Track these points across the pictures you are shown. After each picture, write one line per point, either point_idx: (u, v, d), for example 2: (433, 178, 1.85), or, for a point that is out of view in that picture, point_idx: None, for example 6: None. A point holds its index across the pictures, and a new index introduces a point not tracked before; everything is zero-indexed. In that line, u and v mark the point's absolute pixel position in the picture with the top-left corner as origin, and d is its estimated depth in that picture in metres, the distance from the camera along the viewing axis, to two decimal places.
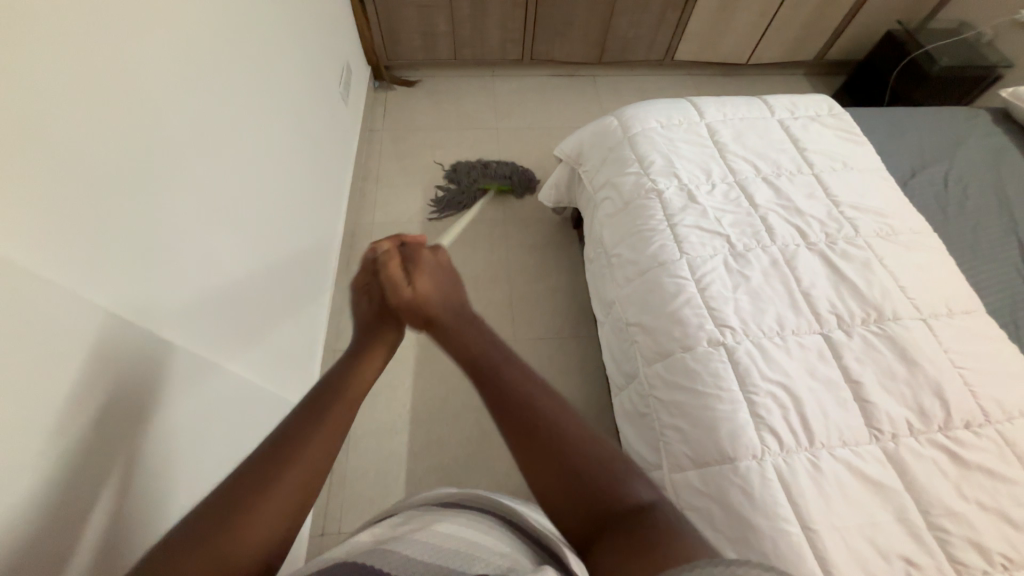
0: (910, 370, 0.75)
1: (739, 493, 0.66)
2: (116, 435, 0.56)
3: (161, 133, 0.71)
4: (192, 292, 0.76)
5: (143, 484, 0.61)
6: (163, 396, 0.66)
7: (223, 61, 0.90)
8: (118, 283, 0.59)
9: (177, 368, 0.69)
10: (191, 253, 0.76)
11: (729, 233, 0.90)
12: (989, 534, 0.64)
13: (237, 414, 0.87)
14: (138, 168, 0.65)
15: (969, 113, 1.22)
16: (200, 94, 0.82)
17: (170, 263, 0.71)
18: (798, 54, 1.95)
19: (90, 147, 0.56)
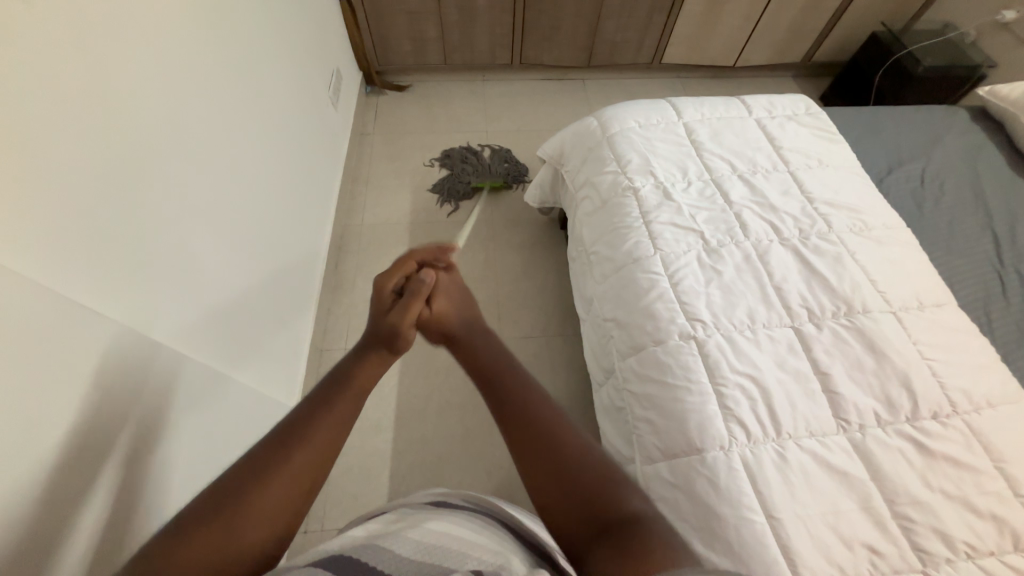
0: (878, 362, 0.76)
1: (705, 483, 0.67)
2: (104, 422, 0.58)
3: (141, 133, 0.72)
4: (172, 288, 0.78)
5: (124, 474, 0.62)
6: (150, 386, 0.67)
7: (211, 64, 0.92)
8: (88, 276, 0.61)
9: (162, 360, 0.70)
10: (168, 250, 0.78)
11: (702, 229, 0.91)
12: (953, 522, 0.64)
13: (230, 408, 0.88)
14: (115, 166, 0.67)
15: (947, 111, 1.23)
16: (186, 97, 0.84)
17: (147, 259, 0.72)
18: (785, 56, 1.97)
19: (58, 145, 0.58)
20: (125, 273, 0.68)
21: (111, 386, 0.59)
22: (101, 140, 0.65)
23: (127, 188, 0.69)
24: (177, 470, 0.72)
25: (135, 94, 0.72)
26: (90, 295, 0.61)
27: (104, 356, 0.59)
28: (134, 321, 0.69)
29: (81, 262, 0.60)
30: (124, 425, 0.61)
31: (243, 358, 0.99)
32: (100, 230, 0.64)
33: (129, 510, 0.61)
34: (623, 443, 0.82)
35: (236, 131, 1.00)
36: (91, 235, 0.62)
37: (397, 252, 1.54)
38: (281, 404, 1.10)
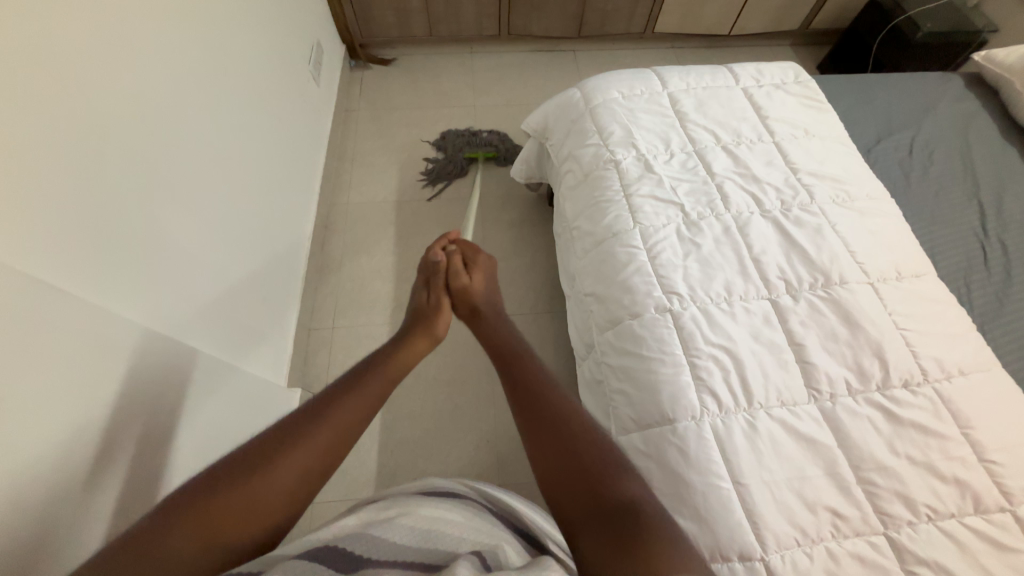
0: (852, 333, 0.76)
1: (675, 451, 0.68)
2: (75, 401, 0.59)
3: (109, 110, 0.71)
4: (151, 270, 0.78)
5: (112, 451, 0.63)
6: (125, 367, 0.67)
7: (184, 38, 0.90)
8: (56, 257, 0.60)
9: (138, 341, 0.71)
10: (144, 230, 0.77)
11: (682, 202, 0.90)
12: (916, 486, 0.66)
13: (218, 385, 0.89)
14: (81, 145, 0.65)
15: (942, 78, 1.20)
16: (156, 72, 0.82)
17: (123, 240, 0.72)
18: (782, 23, 1.90)
19: (17, 124, 0.57)
20: (96, 253, 0.67)
21: (79, 366, 0.60)
22: (64, 118, 0.63)
23: (95, 167, 0.67)
24: (161, 446, 0.73)
25: (99, 68, 0.69)
26: (58, 275, 0.60)
27: (68, 335, 0.58)
28: (109, 303, 0.68)
29: (47, 242, 0.59)
30: (98, 404, 0.62)
31: (228, 338, 0.99)
32: (68, 209, 0.63)
33: (107, 484, 0.62)
34: (602, 415, 0.83)
35: (212, 108, 0.97)
36: (57, 215, 0.61)
37: (384, 231, 1.52)
38: (270, 381, 1.11)
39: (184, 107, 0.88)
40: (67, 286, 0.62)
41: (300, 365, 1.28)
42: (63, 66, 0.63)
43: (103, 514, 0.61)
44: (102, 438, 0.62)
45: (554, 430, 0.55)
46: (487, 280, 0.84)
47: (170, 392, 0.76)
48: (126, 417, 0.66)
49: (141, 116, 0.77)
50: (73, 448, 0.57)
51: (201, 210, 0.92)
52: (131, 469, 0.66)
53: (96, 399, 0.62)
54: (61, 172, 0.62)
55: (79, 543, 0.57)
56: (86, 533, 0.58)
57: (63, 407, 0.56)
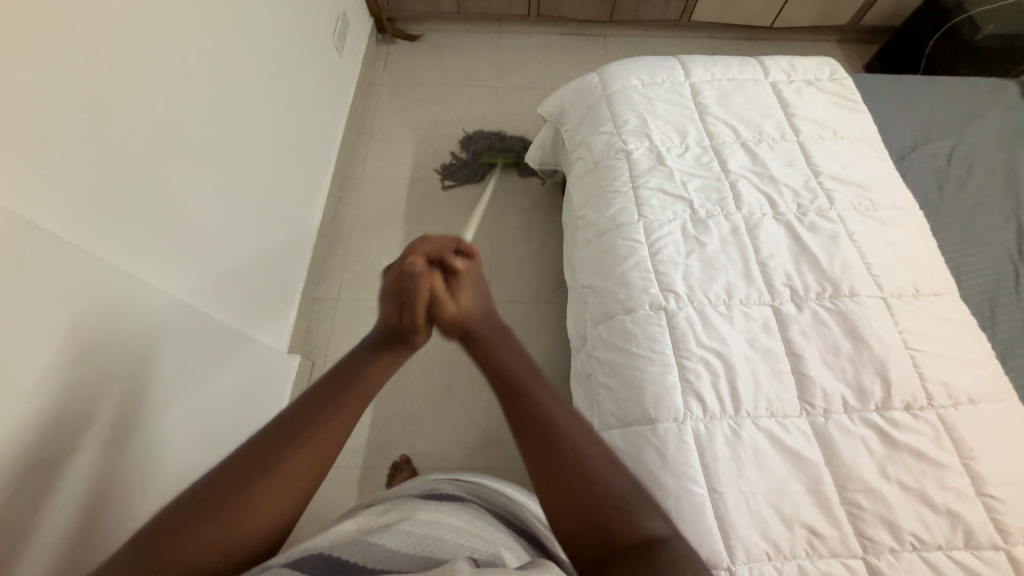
0: (856, 347, 0.72)
1: (653, 452, 0.67)
2: (81, 349, 0.62)
3: (132, 72, 0.72)
4: (165, 233, 0.80)
5: (117, 402, 0.67)
6: (134, 323, 0.70)
7: (212, 4, 0.91)
8: (73, 212, 0.63)
9: (149, 298, 0.74)
10: (156, 191, 0.78)
11: (691, 198, 0.87)
12: (903, 513, 0.63)
13: (222, 346, 0.92)
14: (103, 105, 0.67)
15: (995, 84, 1.11)
16: (182, 37, 0.83)
17: (139, 200, 0.74)
18: (830, 17, 1.79)
19: (43, 83, 0.59)
20: (107, 209, 0.68)
21: (82, 317, 0.62)
22: (78, 73, 0.64)
23: (108, 125, 0.68)
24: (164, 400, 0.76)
25: (125, 31, 0.71)
26: (64, 226, 0.62)
27: (69, 285, 0.60)
28: (116, 261, 0.70)
29: (57, 194, 0.61)
30: (105, 357, 0.65)
31: (236, 302, 1.01)
32: (84, 165, 0.65)
33: (103, 436, 0.64)
34: (588, 408, 0.82)
35: (231, 73, 0.98)
36: (69, 167, 0.62)
37: (395, 208, 1.52)
38: (272, 346, 1.13)
39: (203, 69, 0.88)
40: (75, 239, 0.63)
41: (302, 332, 1.30)
42: (91, 28, 0.65)
43: (101, 459, 0.64)
44: (107, 386, 0.65)
45: (525, 410, 0.55)
46: (477, 296, 0.67)
47: (172, 351, 0.78)
48: (124, 370, 0.68)
49: (157, 76, 0.78)
50: (73, 394, 0.60)
51: (215, 174, 0.93)
52: (130, 421, 0.69)
53: (99, 349, 0.64)
54: (76, 128, 0.63)
55: (76, 484, 0.60)
56: (83, 475, 0.61)
57: (62, 354, 0.59)
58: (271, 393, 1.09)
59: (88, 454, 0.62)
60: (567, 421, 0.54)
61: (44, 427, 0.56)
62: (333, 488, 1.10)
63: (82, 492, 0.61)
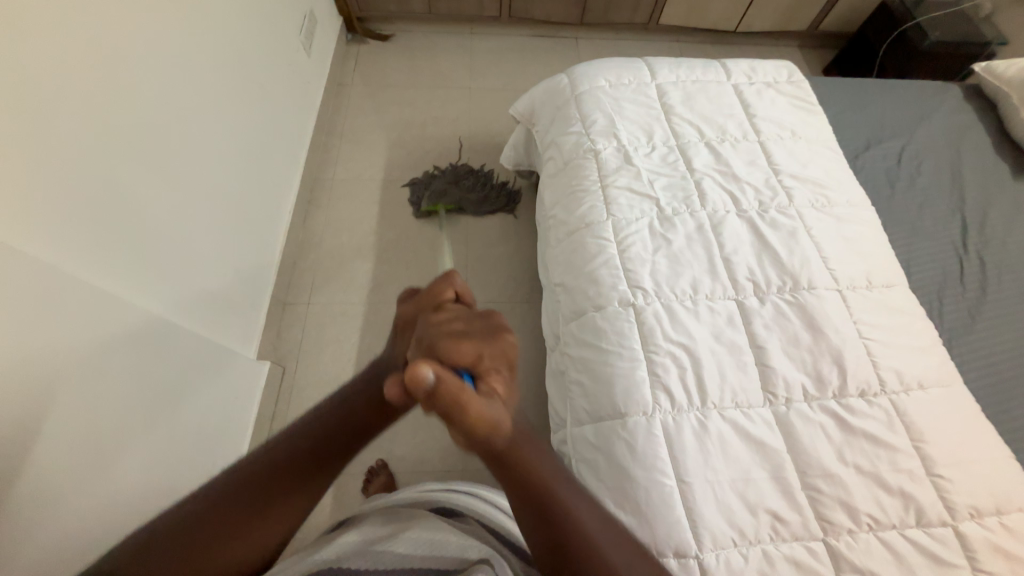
0: (814, 338, 0.75)
1: (623, 446, 0.68)
2: (41, 357, 0.59)
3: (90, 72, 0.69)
4: (129, 242, 0.77)
5: (75, 413, 0.64)
6: (95, 333, 0.67)
7: (172, 3, 0.88)
8: (29, 218, 0.60)
9: (110, 306, 0.70)
10: (117, 195, 0.75)
11: (658, 196, 0.89)
12: (860, 496, 0.65)
13: (190, 353, 0.89)
14: (60, 105, 0.64)
15: (939, 88, 1.17)
16: (143, 37, 0.80)
17: (100, 203, 0.71)
18: (790, 24, 1.85)
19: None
20: (64, 212, 0.65)
21: (38, 327, 0.59)
22: (30, 69, 0.60)
23: (65, 127, 0.65)
24: (125, 412, 0.72)
25: (86, 30, 0.68)
26: (16, 231, 0.59)
27: (20, 295, 0.57)
28: (72, 267, 0.66)
29: (4, 196, 0.57)
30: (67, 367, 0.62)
31: (202, 308, 0.98)
32: (37, 168, 0.61)
33: (57, 451, 0.61)
34: (562, 406, 0.83)
35: (194, 70, 0.94)
36: (17, 164, 0.59)
37: (367, 210, 1.50)
38: (240, 353, 1.10)
39: (164, 68, 0.86)
40: (28, 244, 0.60)
41: (272, 337, 1.26)
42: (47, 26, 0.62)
43: (58, 475, 0.61)
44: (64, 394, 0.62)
45: (534, 496, 0.48)
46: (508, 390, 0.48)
47: (136, 358, 0.75)
48: (79, 381, 0.64)
49: (115, 72, 0.74)
50: (30, 406, 0.57)
51: (178, 175, 0.90)
52: (88, 434, 0.65)
53: (60, 358, 0.61)
54: (29, 130, 0.60)
55: (29, 502, 0.57)
56: (37, 491, 0.58)
57: (19, 364, 0.56)
58: (239, 402, 1.06)
59: (42, 471, 0.59)
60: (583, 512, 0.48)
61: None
62: None
63: (34, 509, 0.57)
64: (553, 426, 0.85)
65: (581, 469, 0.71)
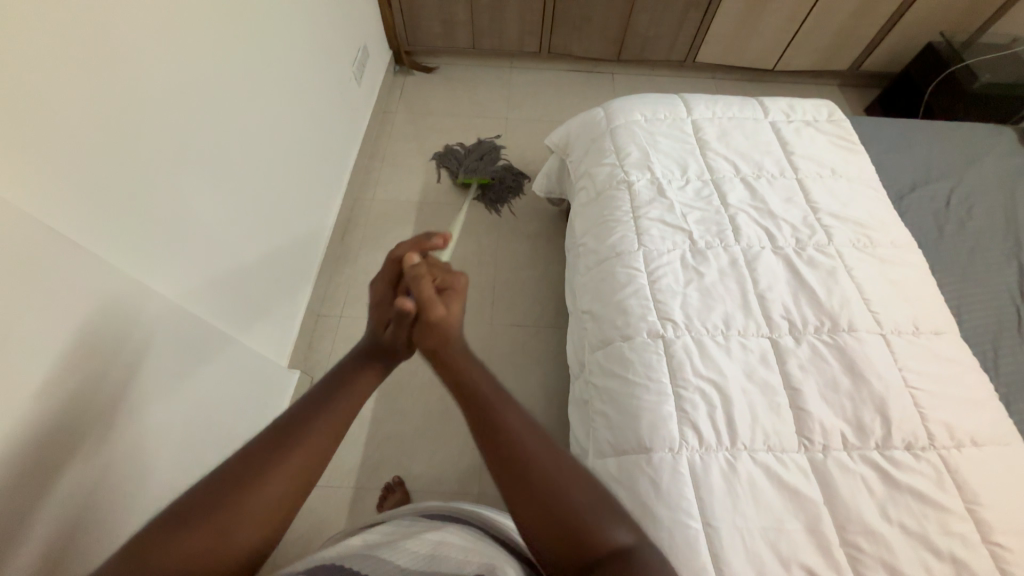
0: (855, 383, 0.72)
1: (647, 482, 0.66)
2: (94, 354, 0.63)
3: (160, 99, 0.77)
4: (181, 251, 0.83)
5: (119, 409, 0.68)
6: (143, 334, 0.72)
7: (238, 38, 0.97)
8: (99, 228, 0.66)
9: (159, 310, 0.75)
10: (175, 208, 0.81)
11: (691, 229, 0.88)
12: (907, 559, 0.60)
13: (226, 358, 0.93)
14: (132, 127, 0.72)
15: (992, 130, 1.13)
16: (211, 68, 0.89)
17: (160, 215, 0.78)
18: (831, 62, 1.85)
19: (81, 110, 0.63)
20: (127, 223, 0.71)
21: (95, 327, 0.64)
22: (111, 97, 0.67)
23: (134, 147, 0.72)
24: (163, 412, 0.76)
25: (159, 62, 0.76)
26: (88, 238, 0.65)
27: (83, 297, 0.62)
28: (129, 270, 0.71)
29: (80, 207, 0.63)
30: (114, 365, 0.67)
31: (242, 316, 1.03)
32: (109, 183, 0.68)
33: (96, 444, 0.64)
34: (585, 436, 0.81)
35: (252, 97, 1.03)
36: (94, 179, 0.65)
37: (402, 230, 1.56)
38: (273, 361, 1.14)
39: (225, 95, 0.93)
40: (96, 251, 0.66)
41: (304, 348, 1.30)
42: (127, 59, 0.70)
43: (95, 469, 0.64)
44: (112, 391, 0.66)
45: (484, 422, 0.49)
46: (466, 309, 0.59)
47: (177, 360, 0.79)
48: (121, 378, 0.68)
49: (181, 95, 0.81)
50: (82, 400, 0.61)
51: (230, 191, 0.97)
52: (128, 429, 0.69)
53: (110, 357, 0.66)
54: (106, 150, 0.67)
55: (74, 491, 0.60)
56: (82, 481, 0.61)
57: (76, 360, 0.61)
58: (269, 409, 1.09)
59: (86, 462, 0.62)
60: (534, 445, 0.48)
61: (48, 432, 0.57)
62: (323, 509, 1.08)
63: (78, 499, 0.61)
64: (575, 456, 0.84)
65: None
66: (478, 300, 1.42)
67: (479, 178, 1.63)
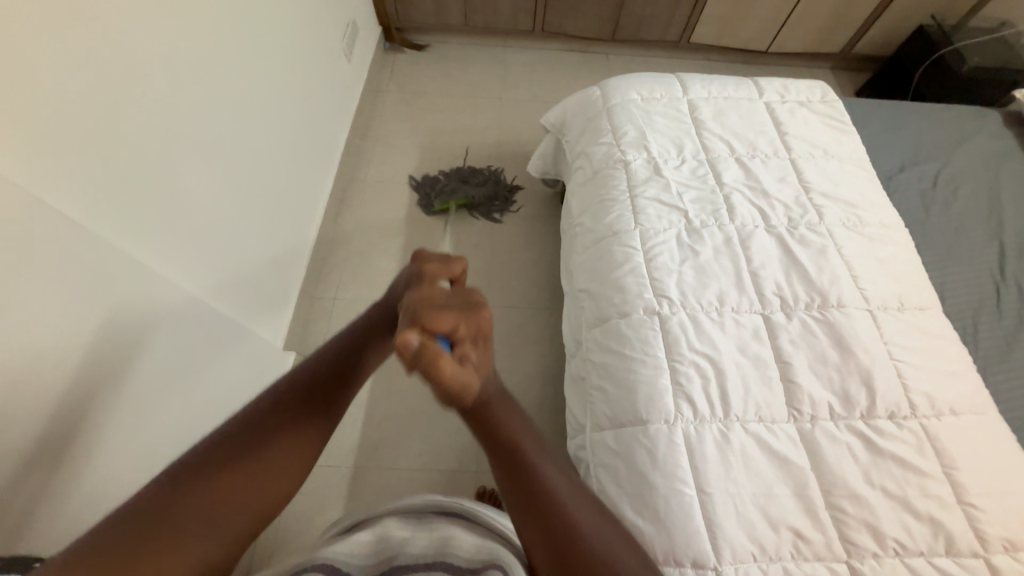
0: (843, 357, 0.74)
1: (644, 453, 0.68)
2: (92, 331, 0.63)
3: (150, 71, 0.74)
4: (176, 229, 0.82)
5: (118, 390, 0.67)
6: (140, 313, 0.71)
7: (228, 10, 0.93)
8: (94, 203, 0.65)
9: (155, 289, 0.74)
10: (169, 185, 0.79)
11: (686, 208, 0.89)
12: (887, 519, 0.64)
13: (223, 339, 0.93)
14: (124, 102, 0.70)
15: (979, 113, 1.15)
16: (200, 40, 0.86)
17: (153, 193, 0.76)
18: (824, 45, 1.85)
19: (71, 80, 0.61)
20: (121, 199, 0.70)
21: (92, 304, 0.63)
22: (102, 68, 0.65)
23: (125, 121, 0.70)
24: (161, 390, 0.76)
25: (149, 32, 0.74)
26: (86, 212, 0.64)
27: (80, 274, 0.61)
28: (124, 248, 0.70)
29: (75, 181, 0.62)
30: (113, 341, 0.66)
31: (236, 296, 1.01)
32: (102, 158, 0.66)
33: (93, 420, 0.63)
34: (581, 412, 0.83)
35: (242, 71, 0.99)
36: (87, 153, 0.64)
37: (395, 212, 1.54)
38: (269, 342, 1.13)
39: (216, 69, 0.91)
40: (95, 225, 0.65)
41: (299, 330, 1.30)
42: (115, 27, 0.67)
43: (95, 443, 0.63)
44: (112, 370, 0.66)
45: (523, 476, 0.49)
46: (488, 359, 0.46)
47: (174, 340, 0.79)
48: (117, 353, 0.67)
49: (172, 68, 0.79)
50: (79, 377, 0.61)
51: (223, 168, 0.95)
52: (128, 407, 0.69)
53: (108, 337, 0.65)
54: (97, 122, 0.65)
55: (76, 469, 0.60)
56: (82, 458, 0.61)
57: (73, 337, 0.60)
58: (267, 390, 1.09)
59: (87, 440, 0.62)
60: (560, 483, 0.50)
61: (44, 410, 0.56)
62: (323, 487, 1.10)
63: (80, 477, 0.61)
64: (571, 432, 0.86)
65: (600, 474, 0.71)
66: (473, 282, 1.42)
67: (456, 199, 1.52)
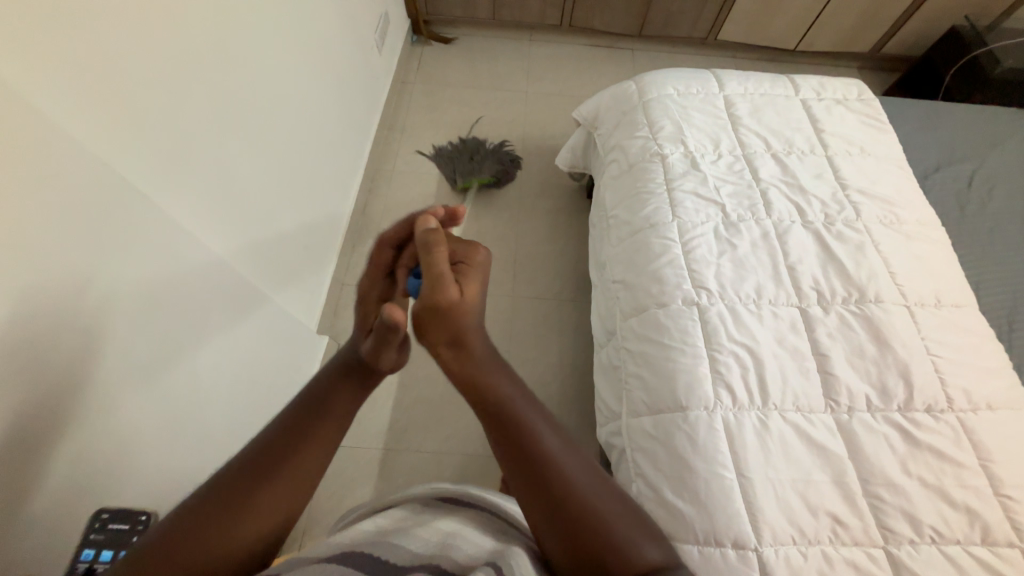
0: (880, 351, 0.76)
1: (684, 438, 0.70)
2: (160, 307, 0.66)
3: (210, 59, 0.77)
4: (230, 212, 0.85)
5: (179, 364, 0.70)
6: (198, 291, 0.74)
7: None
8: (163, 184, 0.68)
9: (211, 268, 0.78)
10: (224, 170, 0.82)
11: (724, 202, 0.91)
12: (924, 508, 0.65)
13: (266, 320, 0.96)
14: (188, 88, 0.72)
15: (1016, 114, 1.15)
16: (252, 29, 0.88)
17: (211, 177, 0.79)
18: (853, 44, 1.84)
19: (148, 66, 0.64)
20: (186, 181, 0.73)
21: (161, 280, 0.66)
22: (171, 54, 0.68)
23: (190, 107, 0.72)
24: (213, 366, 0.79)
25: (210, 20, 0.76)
26: (160, 191, 0.67)
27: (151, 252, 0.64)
28: (189, 230, 0.73)
29: (150, 162, 0.65)
30: (178, 316, 0.70)
31: (279, 279, 1.04)
32: (170, 142, 0.69)
33: (160, 390, 0.67)
34: (615, 399, 0.85)
35: (285, 60, 1.02)
36: (157, 136, 0.66)
37: (423, 202, 1.57)
38: (305, 325, 1.16)
39: (264, 58, 0.93)
40: (166, 204, 0.69)
41: (331, 315, 1.33)
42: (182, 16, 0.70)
43: (159, 414, 0.66)
44: (173, 345, 0.69)
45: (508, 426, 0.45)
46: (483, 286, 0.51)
47: (224, 318, 0.81)
48: (178, 326, 0.70)
49: (228, 56, 0.81)
50: (148, 351, 0.64)
51: (268, 155, 0.97)
52: (187, 380, 0.72)
53: (172, 313, 0.68)
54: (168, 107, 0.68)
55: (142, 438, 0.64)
56: (149, 426, 0.65)
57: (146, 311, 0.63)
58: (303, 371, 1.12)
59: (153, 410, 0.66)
60: (545, 432, 0.45)
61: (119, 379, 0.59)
62: (355, 466, 1.13)
63: (146, 445, 0.64)
64: (605, 418, 0.88)
65: (638, 457, 0.73)
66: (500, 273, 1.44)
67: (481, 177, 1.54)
